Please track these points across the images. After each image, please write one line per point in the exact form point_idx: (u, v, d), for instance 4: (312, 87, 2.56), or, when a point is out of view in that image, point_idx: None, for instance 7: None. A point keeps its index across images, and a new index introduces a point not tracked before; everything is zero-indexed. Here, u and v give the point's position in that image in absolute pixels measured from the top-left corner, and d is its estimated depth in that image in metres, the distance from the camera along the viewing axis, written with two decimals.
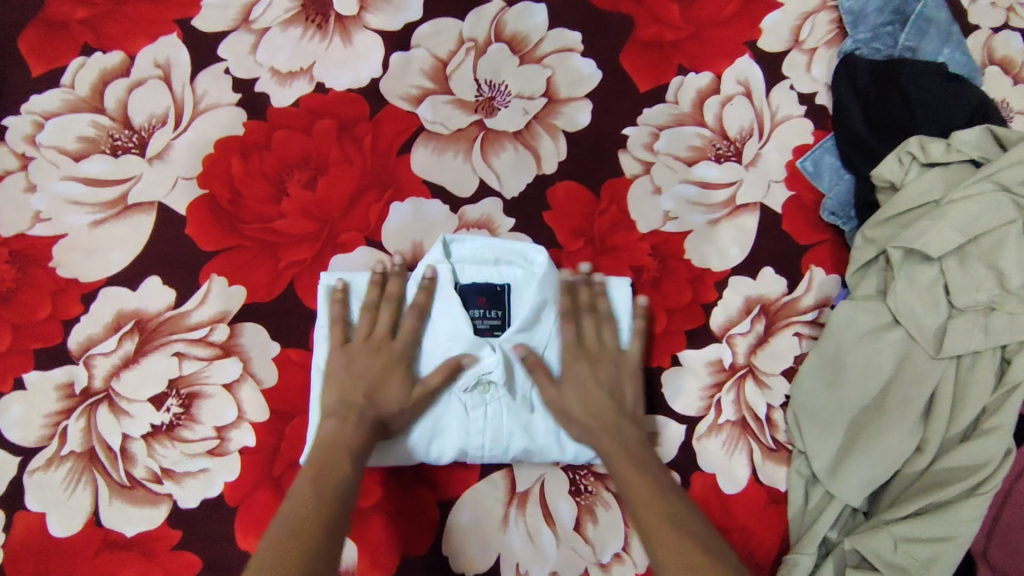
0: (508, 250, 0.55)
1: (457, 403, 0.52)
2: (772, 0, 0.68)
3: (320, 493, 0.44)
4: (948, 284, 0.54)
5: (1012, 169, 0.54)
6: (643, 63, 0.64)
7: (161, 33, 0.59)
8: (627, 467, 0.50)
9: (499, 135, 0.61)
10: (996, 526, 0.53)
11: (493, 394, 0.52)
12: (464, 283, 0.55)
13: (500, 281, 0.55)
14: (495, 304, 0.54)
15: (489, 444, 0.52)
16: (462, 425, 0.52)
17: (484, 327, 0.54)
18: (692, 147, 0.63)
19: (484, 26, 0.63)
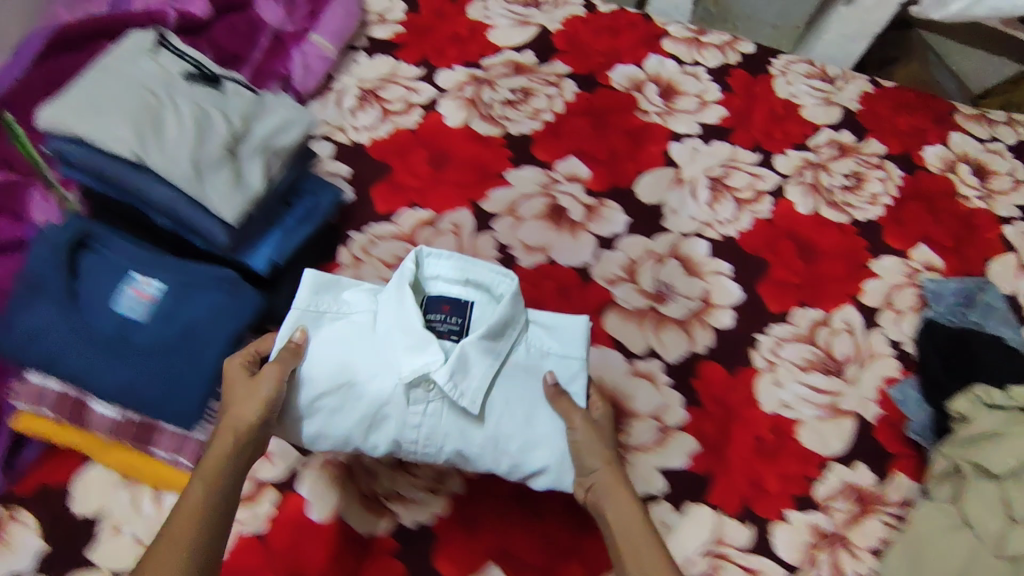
0: (478, 273, 0.70)
1: (401, 393, 0.63)
2: (871, 272, 0.94)
3: (212, 492, 0.55)
4: (1010, 502, 0.69)
5: None
6: (776, 294, 0.90)
7: (458, 204, 0.89)
8: (614, 502, 0.61)
9: (668, 319, 0.85)
10: None
11: (435, 394, 0.63)
12: (433, 294, 0.71)
13: (465, 297, 0.71)
14: (456, 313, 0.70)
15: (423, 439, 0.63)
16: (403, 416, 0.63)
17: (444, 329, 0.69)
18: (807, 359, 0.86)
19: (666, 246, 0.91)
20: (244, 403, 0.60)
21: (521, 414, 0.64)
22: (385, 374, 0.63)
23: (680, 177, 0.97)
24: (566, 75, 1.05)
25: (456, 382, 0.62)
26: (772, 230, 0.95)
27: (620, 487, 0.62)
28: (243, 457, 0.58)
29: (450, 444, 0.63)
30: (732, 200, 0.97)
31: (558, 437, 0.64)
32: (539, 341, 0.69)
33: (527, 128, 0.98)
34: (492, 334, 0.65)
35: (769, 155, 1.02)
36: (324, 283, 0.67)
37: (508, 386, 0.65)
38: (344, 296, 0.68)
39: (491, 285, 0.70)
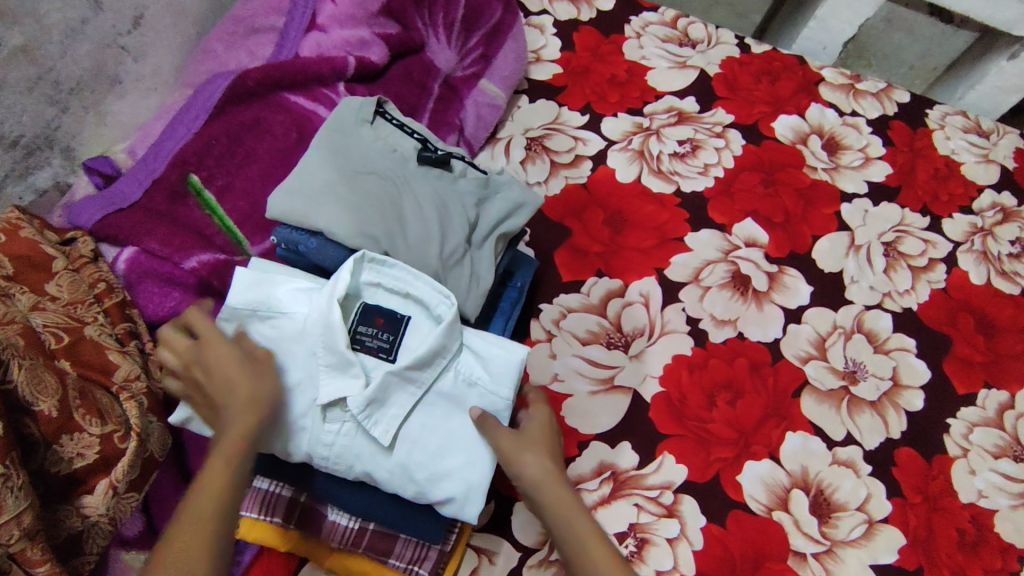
0: (420, 289, 0.59)
1: (315, 413, 0.57)
2: None
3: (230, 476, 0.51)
4: None
5: None
6: (960, 372, 0.87)
7: (644, 272, 0.85)
8: (557, 500, 0.56)
9: (862, 401, 0.83)
10: None
11: (349, 416, 0.57)
12: (370, 302, 0.60)
13: (404, 312, 0.61)
14: (389, 328, 0.60)
15: (333, 458, 0.57)
16: (317, 432, 0.57)
17: (372, 345, 0.59)
18: (997, 445, 0.84)
19: (851, 319, 0.88)
20: (249, 382, 0.54)
21: (433, 445, 0.57)
22: (303, 387, 0.57)
23: (855, 242, 0.94)
24: (729, 124, 1.00)
25: (370, 411, 0.56)
26: (949, 302, 0.93)
27: (551, 483, 0.57)
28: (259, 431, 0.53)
29: (358, 465, 0.57)
30: (907, 267, 0.94)
31: (471, 474, 0.57)
32: (475, 372, 0.60)
33: (700, 185, 0.94)
34: (418, 364, 0.57)
35: (937, 219, 0.99)
36: (258, 278, 0.58)
37: (431, 413, 0.58)
38: (277, 292, 0.58)
39: (427, 303, 0.59)
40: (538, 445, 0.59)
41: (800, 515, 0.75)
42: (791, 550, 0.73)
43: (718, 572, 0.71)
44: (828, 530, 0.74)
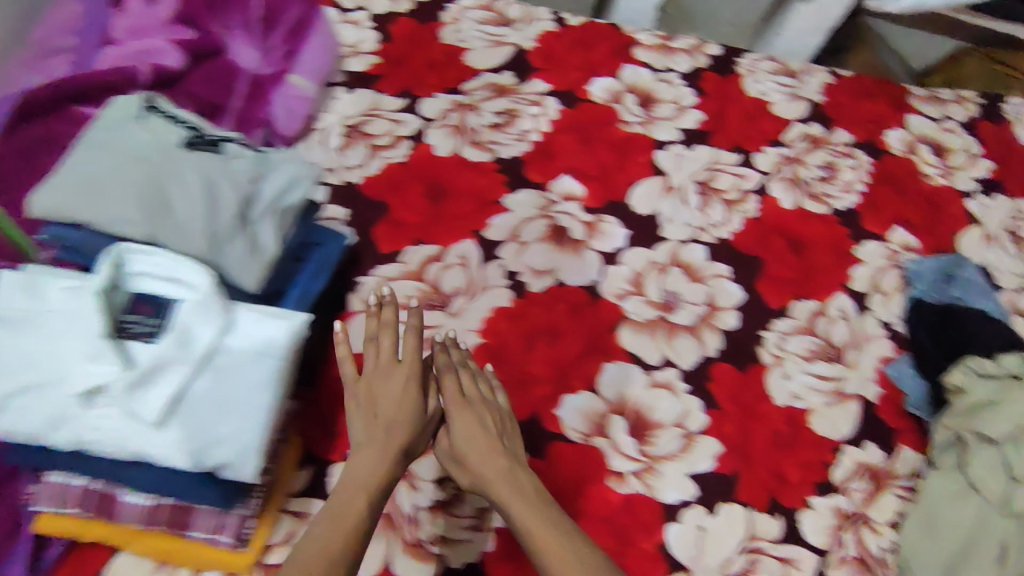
0: (179, 269, 0.63)
1: (78, 402, 0.57)
2: (855, 259, 0.99)
3: (367, 506, 0.62)
4: (1010, 464, 0.77)
5: None
6: (773, 289, 0.94)
7: (463, 236, 0.89)
8: (489, 464, 0.67)
9: (679, 327, 0.88)
10: None
11: (112, 399, 0.58)
12: (135, 291, 0.63)
13: (167, 296, 0.63)
14: (155, 313, 0.62)
15: (105, 441, 0.57)
16: (81, 420, 0.57)
17: (139, 331, 0.61)
18: (809, 349, 0.90)
19: (666, 255, 0.94)
20: (391, 405, 0.68)
21: (207, 414, 0.59)
22: (63, 378, 0.57)
23: (669, 184, 1.01)
24: (547, 92, 1.06)
25: (134, 391, 0.58)
26: (761, 227, 0.99)
27: (483, 440, 0.68)
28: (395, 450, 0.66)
29: (128, 445, 0.57)
30: (720, 201, 1.01)
31: (249, 434, 0.59)
32: (248, 342, 0.62)
33: (517, 151, 0.99)
34: (183, 340, 0.60)
35: (748, 154, 1.07)
36: (19, 283, 0.60)
37: (477, 401, 0.71)
38: (39, 293, 0.60)
39: (188, 282, 0.62)
40: (468, 453, 0.68)
41: (617, 438, 0.79)
42: (609, 471, 0.77)
43: None
44: (645, 448, 0.79)
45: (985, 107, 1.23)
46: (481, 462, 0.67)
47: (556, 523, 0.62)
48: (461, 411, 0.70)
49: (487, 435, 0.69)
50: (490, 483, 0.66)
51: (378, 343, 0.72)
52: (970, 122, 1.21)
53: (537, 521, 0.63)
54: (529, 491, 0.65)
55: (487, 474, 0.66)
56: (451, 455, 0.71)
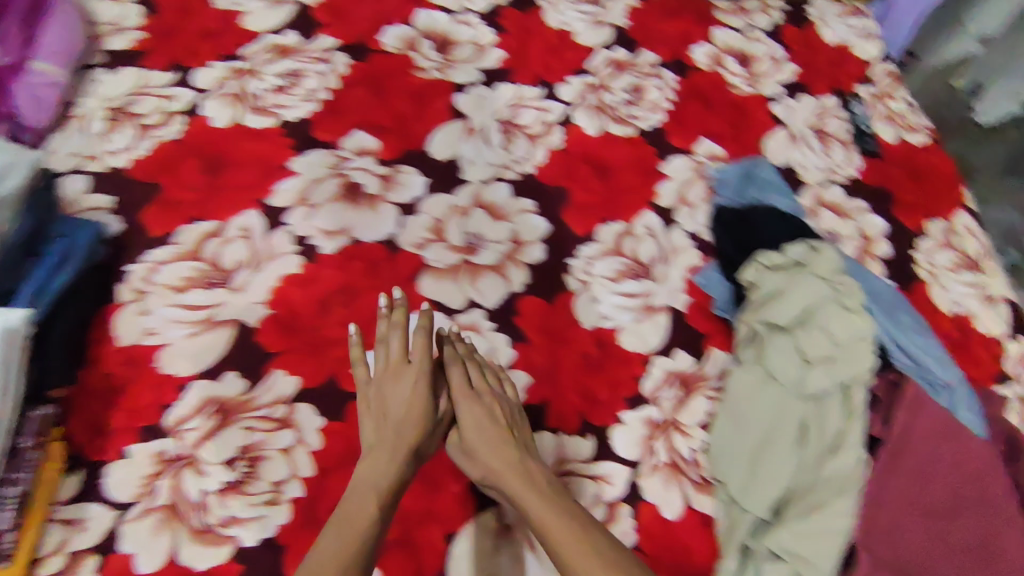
0: None
1: None
2: (661, 175, 1.00)
3: (375, 509, 0.63)
4: (800, 347, 0.79)
5: (823, 265, 0.83)
6: (578, 217, 0.94)
7: (244, 207, 0.86)
8: (500, 460, 0.69)
9: (481, 267, 0.88)
10: (870, 525, 0.71)
11: None
12: None
13: None
14: None
15: None
16: None
17: None
18: (616, 270, 0.91)
19: (469, 198, 0.92)
20: (396, 404, 0.72)
21: None
22: None
23: (470, 126, 0.99)
24: (334, 48, 1.02)
25: None
26: (565, 158, 0.99)
27: (496, 434, 0.70)
28: (390, 449, 0.68)
29: None
30: (524, 137, 0.99)
31: None
32: None
33: (303, 112, 0.95)
34: None
35: (551, 87, 1.06)
36: None
37: (484, 393, 0.74)
38: None
39: None
40: (477, 446, 0.70)
41: None
42: None
43: (338, 464, 0.73)
44: None
45: (789, 13, 1.26)
46: (492, 458, 0.69)
47: (562, 509, 0.64)
48: (465, 402, 0.73)
49: (503, 429, 0.71)
50: (502, 475, 0.68)
51: (385, 346, 0.76)
52: (775, 29, 1.23)
53: (549, 514, 0.64)
54: (531, 477, 0.67)
55: (498, 470, 0.68)
56: (459, 447, 0.73)
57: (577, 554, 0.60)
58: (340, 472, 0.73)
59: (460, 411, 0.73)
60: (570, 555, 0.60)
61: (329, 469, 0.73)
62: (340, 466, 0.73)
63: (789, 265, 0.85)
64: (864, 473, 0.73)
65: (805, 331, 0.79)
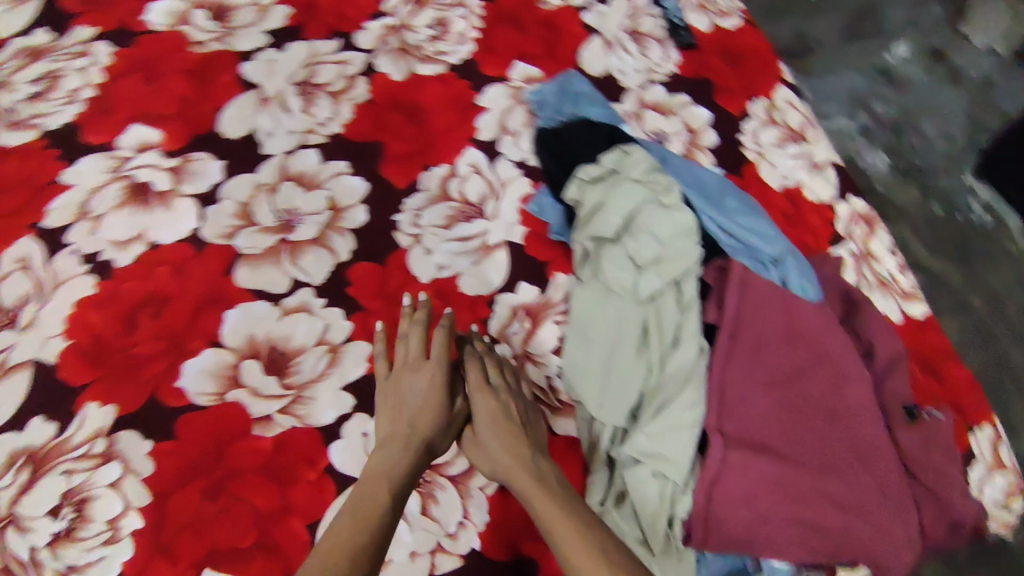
0: None
1: None
2: (480, 108, 0.96)
3: (385, 507, 0.63)
4: (629, 254, 0.78)
5: (637, 168, 0.82)
6: (397, 169, 0.90)
7: (19, 236, 0.79)
8: (507, 456, 0.68)
9: (302, 243, 0.82)
10: (723, 409, 0.72)
11: None
12: None
13: None
14: None
15: None
16: None
17: None
18: (446, 217, 0.87)
19: (274, 174, 0.87)
20: (410, 404, 0.71)
21: None
22: None
23: (263, 96, 0.92)
24: (93, 36, 0.93)
25: None
26: (374, 110, 0.93)
27: (505, 431, 0.69)
28: (405, 453, 0.68)
29: None
30: (326, 96, 0.94)
31: None
32: None
33: (66, 117, 0.87)
34: None
35: (348, 37, 0.99)
36: None
37: (501, 387, 0.73)
38: None
39: None
40: (487, 437, 0.70)
41: (255, 383, 0.74)
42: (253, 420, 0.73)
43: (175, 483, 0.69)
44: (289, 380, 0.75)
45: None
46: (500, 455, 0.68)
47: (568, 503, 0.62)
48: (478, 396, 0.72)
49: (514, 426, 0.70)
50: (512, 471, 0.67)
51: (406, 345, 0.74)
52: None
53: (554, 509, 0.62)
54: (538, 472, 0.66)
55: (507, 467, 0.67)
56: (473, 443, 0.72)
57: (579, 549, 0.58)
58: (180, 491, 0.69)
59: (474, 400, 0.72)
60: (571, 542, 0.58)
61: (167, 491, 0.69)
62: (177, 485, 0.69)
63: (607, 174, 0.83)
64: (704, 360, 0.74)
65: (629, 237, 0.79)
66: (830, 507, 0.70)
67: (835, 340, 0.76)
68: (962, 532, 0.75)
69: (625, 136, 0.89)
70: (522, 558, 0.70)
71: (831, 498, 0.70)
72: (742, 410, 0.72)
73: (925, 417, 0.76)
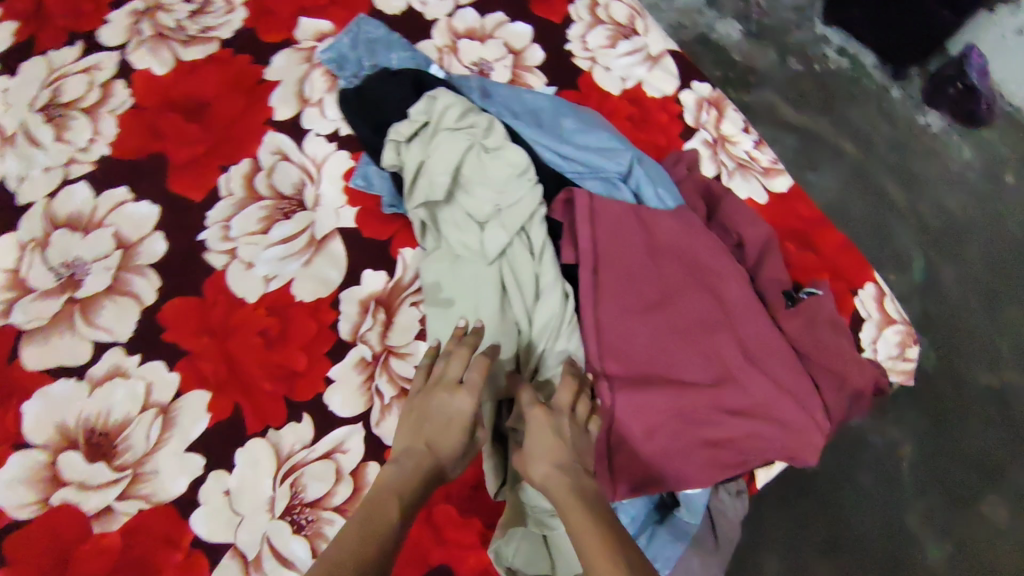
0: None
1: None
2: (271, 83, 0.83)
3: (391, 526, 0.50)
4: (467, 211, 0.71)
5: (449, 112, 0.73)
6: (189, 179, 0.76)
7: None
8: (552, 476, 0.56)
9: (95, 297, 0.69)
10: (602, 350, 0.67)
11: None
12: None
13: None
14: None
15: None
16: None
17: None
18: (260, 220, 0.75)
19: (40, 225, 0.72)
20: (445, 418, 0.58)
21: None
22: None
23: (4, 136, 0.77)
24: None
25: None
26: (144, 116, 0.79)
27: (553, 450, 0.58)
28: (422, 476, 0.55)
29: None
30: (80, 113, 0.79)
31: None
32: None
33: None
34: None
35: (91, 37, 0.84)
36: None
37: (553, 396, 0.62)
38: None
39: None
40: (534, 452, 0.58)
41: (82, 474, 0.63)
42: (90, 517, 0.61)
43: None
44: (121, 460, 0.63)
45: None
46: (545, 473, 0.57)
47: (612, 530, 0.50)
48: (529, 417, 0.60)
49: (561, 442, 0.59)
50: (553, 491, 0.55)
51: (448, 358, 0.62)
52: None
53: (599, 538, 0.49)
54: (589, 500, 0.54)
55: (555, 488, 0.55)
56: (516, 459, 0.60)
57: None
58: None
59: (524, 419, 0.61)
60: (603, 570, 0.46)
61: None
62: None
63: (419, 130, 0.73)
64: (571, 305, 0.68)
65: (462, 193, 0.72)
66: (726, 417, 0.65)
67: (702, 245, 0.71)
68: (864, 399, 0.71)
69: (431, 77, 0.79)
70: (435, 567, 0.64)
71: (727, 407, 0.65)
72: (622, 347, 0.67)
73: (803, 300, 0.73)
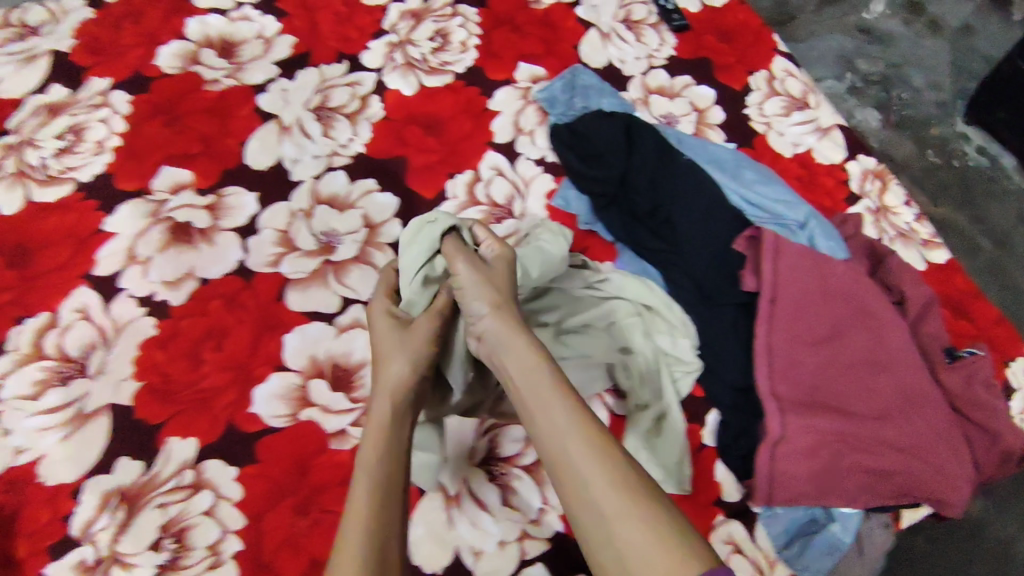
0: None
1: None
2: (493, 112, 0.98)
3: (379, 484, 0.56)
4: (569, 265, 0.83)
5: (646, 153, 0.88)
6: (424, 180, 0.92)
7: (74, 286, 0.80)
8: (509, 329, 0.63)
9: (345, 263, 0.85)
10: (774, 372, 0.76)
11: None
12: None
13: None
14: None
15: None
16: None
17: None
18: (478, 221, 0.90)
19: (307, 199, 0.89)
20: (393, 353, 0.65)
21: None
22: None
23: (284, 125, 0.93)
24: (109, 87, 0.93)
25: None
26: (392, 126, 0.96)
27: (507, 314, 0.64)
28: (398, 420, 0.62)
29: None
30: (343, 118, 0.95)
31: None
32: None
33: (97, 166, 0.87)
34: None
35: (354, 58, 1.01)
36: None
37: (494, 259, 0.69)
38: None
39: None
40: (478, 295, 0.65)
41: (326, 399, 0.77)
42: (329, 435, 0.75)
43: (268, 503, 0.72)
44: (357, 393, 0.77)
45: None
46: (504, 333, 0.63)
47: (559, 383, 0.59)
48: (461, 261, 0.68)
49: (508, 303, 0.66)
50: (512, 341, 0.62)
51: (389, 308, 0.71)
52: None
53: (563, 408, 0.57)
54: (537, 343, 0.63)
55: (512, 346, 0.62)
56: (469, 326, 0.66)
57: (593, 463, 0.53)
58: (273, 510, 0.71)
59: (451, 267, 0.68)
60: (576, 443, 0.54)
61: (260, 512, 0.71)
62: (270, 505, 0.71)
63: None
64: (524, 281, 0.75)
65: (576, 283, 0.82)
66: (889, 450, 0.73)
67: (869, 293, 0.79)
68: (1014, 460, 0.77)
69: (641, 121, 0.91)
70: None
71: (887, 441, 0.73)
72: (794, 371, 0.76)
73: (964, 357, 0.79)
